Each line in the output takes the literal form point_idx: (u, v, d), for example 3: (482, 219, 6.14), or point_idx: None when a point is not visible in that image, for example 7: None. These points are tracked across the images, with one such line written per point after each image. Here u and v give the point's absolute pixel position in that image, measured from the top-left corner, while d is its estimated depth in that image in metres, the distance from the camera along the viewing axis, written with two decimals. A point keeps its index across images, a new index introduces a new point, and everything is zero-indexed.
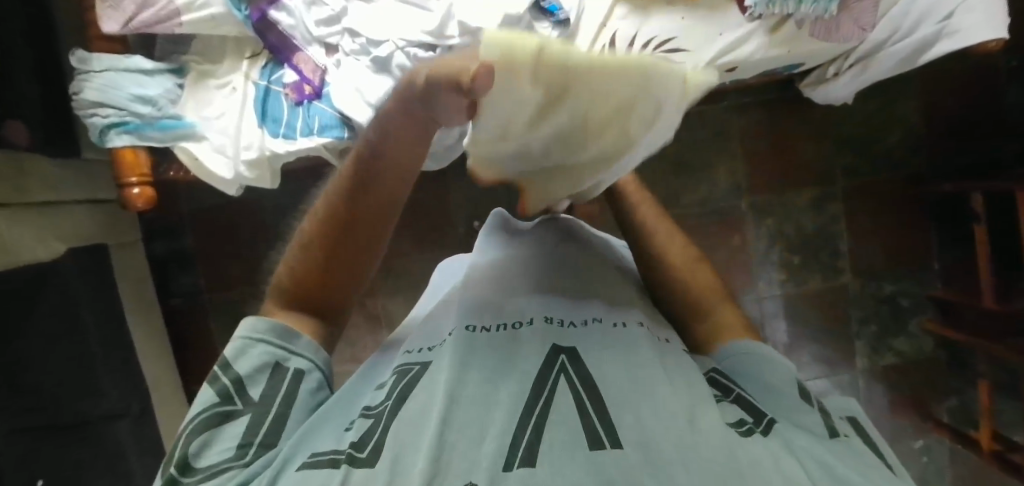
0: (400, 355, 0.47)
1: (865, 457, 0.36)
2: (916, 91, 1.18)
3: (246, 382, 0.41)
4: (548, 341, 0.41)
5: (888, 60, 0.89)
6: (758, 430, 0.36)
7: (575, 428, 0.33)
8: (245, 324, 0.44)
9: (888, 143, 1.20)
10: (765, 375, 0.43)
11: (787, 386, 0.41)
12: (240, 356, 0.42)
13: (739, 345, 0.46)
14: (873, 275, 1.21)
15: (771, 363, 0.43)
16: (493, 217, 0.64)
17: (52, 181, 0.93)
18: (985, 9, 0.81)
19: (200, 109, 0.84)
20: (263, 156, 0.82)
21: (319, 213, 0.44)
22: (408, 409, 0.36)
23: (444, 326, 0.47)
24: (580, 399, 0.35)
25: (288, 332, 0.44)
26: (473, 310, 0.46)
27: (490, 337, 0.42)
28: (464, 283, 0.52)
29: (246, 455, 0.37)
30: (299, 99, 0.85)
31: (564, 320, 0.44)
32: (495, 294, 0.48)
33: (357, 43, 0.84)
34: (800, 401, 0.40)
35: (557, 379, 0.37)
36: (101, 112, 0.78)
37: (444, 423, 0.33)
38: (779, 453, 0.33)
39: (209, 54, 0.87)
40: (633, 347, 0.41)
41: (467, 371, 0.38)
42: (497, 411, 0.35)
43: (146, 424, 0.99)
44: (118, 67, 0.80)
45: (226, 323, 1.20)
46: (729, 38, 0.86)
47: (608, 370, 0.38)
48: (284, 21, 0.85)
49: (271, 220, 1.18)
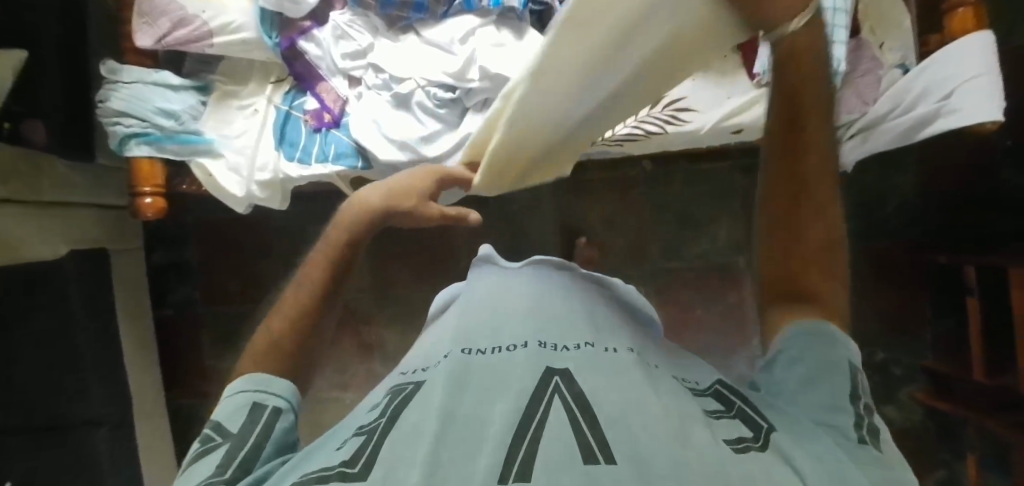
0: (395, 377, 0.49)
1: (893, 467, 0.35)
2: (912, 164, 1.22)
3: (225, 424, 0.40)
4: (541, 365, 0.41)
5: (886, 134, 0.92)
6: (756, 446, 0.35)
7: (569, 440, 0.32)
8: (227, 388, 0.45)
9: (885, 212, 1.23)
10: (820, 364, 0.42)
11: (836, 379, 0.41)
12: (222, 406, 0.42)
13: (804, 324, 0.45)
14: (865, 340, 1.23)
15: (824, 347, 0.42)
16: (480, 255, 0.69)
17: (59, 180, 0.93)
18: (985, 92, 0.82)
19: (220, 127, 0.86)
20: (276, 178, 0.85)
21: (285, 322, 0.48)
22: (399, 428, 0.36)
23: (439, 349, 0.48)
24: (575, 417, 0.35)
25: (266, 379, 0.44)
26: (471, 336, 0.47)
27: (483, 359, 0.43)
28: (462, 312, 0.54)
29: (225, 473, 0.36)
30: (318, 126, 0.86)
31: (558, 344, 0.45)
32: (491, 319, 0.50)
33: (381, 78, 0.86)
34: (844, 402, 0.40)
35: (551, 399, 0.37)
36: (124, 121, 0.80)
37: (437, 439, 0.33)
38: (772, 468, 0.32)
39: (236, 75, 0.90)
40: (625, 371, 0.41)
41: (462, 392, 0.39)
42: (491, 429, 0.34)
43: (126, 434, 0.98)
44: (146, 80, 0.82)
45: (216, 338, 1.19)
46: (735, 102, 0.90)
47: (602, 391, 0.38)
48: (312, 51, 0.87)
49: (274, 240, 1.18)
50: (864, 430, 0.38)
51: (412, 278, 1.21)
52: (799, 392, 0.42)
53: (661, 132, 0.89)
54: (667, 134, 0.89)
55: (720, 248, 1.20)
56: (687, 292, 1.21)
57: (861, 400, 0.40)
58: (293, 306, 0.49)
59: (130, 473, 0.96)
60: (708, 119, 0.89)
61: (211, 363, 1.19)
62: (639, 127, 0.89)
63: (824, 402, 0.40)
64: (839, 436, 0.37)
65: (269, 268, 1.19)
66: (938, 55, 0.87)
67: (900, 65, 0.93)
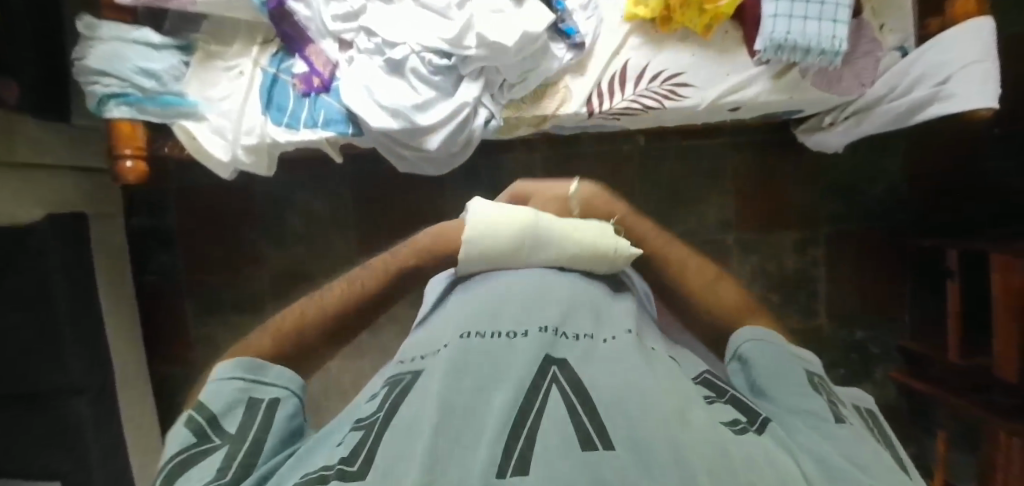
0: (394, 364, 0.49)
1: (868, 442, 0.39)
2: (902, 149, 1.22)
3: (222, 419, 0.42)
4: (540, 351, 0.41)
5: (878, 118, 0.94)
6: (752, 429, 0.37)
7: (566, 430, 0.33)
8: (218, 370, 0.46)
9: (872, 195, 1.24)
10: (782, 363, 0.47)
11: (795, 375, 0.46)
12: (214, 395, 0.43)
13: (768, 333, 0.51)
14: (847, 319, 1.26)
15: (782, 353, 0.48)
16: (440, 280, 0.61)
17: (33, 144, 0.88)
18: (981, 78, 0.82)
19: (204, 89, 0.81)
20: (263, 143, 0.81)
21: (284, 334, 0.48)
22: (398, 421, 0.36)
23: (439, 335, 0.48)
24: (572, 402, 0.35)
25: (258, 366, 0.45)
26: (469, 322, 0.47)
27: (485, 342, 0.44)
28: (462, 297, 0.53)
29: (228, 473, 0.38)
30: (307, 90, 0.82)
31: (555, 330, 0.45)
32: (492, 303, 0.49)
33: (373, 43, 0.80)
34: (809, 391, 0.44)
35: (550, 386, 0.37)
36: (104, 81, 0.76)
37: (437, 426, 0.34)
38: (772, 451, 0.34)
39: (220, 35, 0.84)
40: (624, 357, 0.42)
41: (462, 378, 0.39)
42: (488, 418, 0.35)
43: (107, 402, 0.96)
44: (125, 38, 0.78)
45: (199, 307, 1.17)
46: (735, 79, 0.86)
47: (601, 377, 0.39)
48: (302, 12, 0.81)
49: (259, 208, 1.15)
50: (833, 413, 0.41)
51: None
52: (768, 383, 0.45)
53: (659, 107, 0.85)
54: (665, 110, 0.85)
55: None
56: None
57: (820, 392, 0.44)
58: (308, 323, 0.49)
59: (112, 440, 0.95)
60: (706, 96, 0.86)
61: (193, 331, 1.17)
62: (637, 101, 0.85)
63: (794, 391, 0.44)
64: (812, 416, 0.40)
65: (253, 237, 1.16)
66: (937, 41, 0.86)
67: (899, 48, 0.92)
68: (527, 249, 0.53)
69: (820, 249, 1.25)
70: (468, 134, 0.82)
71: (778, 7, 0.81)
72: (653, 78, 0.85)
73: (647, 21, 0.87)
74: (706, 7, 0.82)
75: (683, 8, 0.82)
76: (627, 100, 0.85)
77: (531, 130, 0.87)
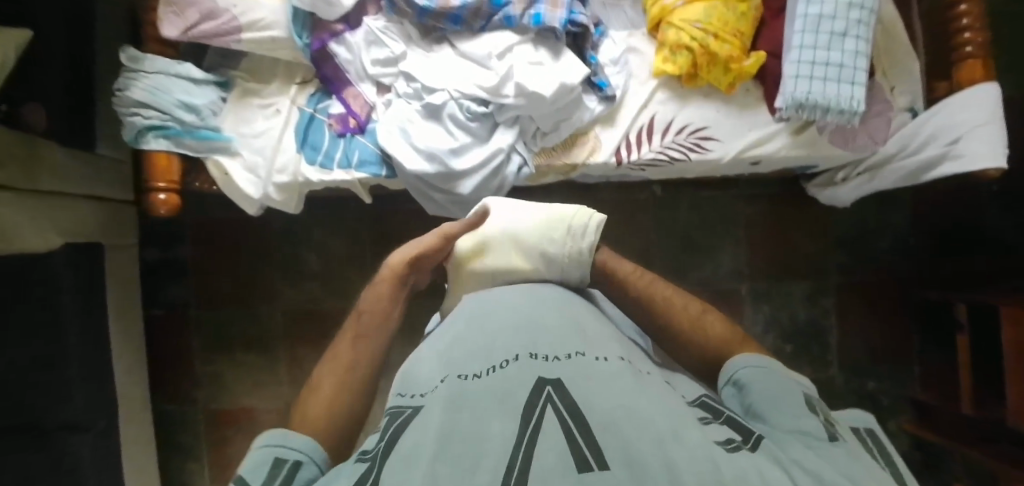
0: (393, 397, 0.47)
1: (863, 458, 0.37)
2: (908, 203, 1.26)
3: (248, 478, 0.40)
4: (535, 374, 0.40)
5: (890, 175, 0.97)
6: (746, 447, 0.35)
7: (564, 451, 0.32)
8: (261, 438, 0.45)
9: (880, 247, 1.27)
10: (777, 386, 0.45)
11: (792, 391, 0.44)
12: (249, 464, 0.42)
13: (764, 359, 0.49)
14: (858, 370, 1.26)
15: (781, 378, 0.46)
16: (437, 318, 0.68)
17: (59, 170, 0.86)
18: (989, 140, 0.85)
19: (239, 125, 0.82)
20: (296, 181, 0.82)
21: (334, 393, 0.52)
22: (397, 454, 0.36)
23: (435, 371, 0.46)
24: (570, 429, 0.34)
25: (286, 436, 0.44)
26: (463, 360, 0.45)
27: (479, 382, 0.41)
28: (455, 325, 0.52)
29: None
30: (343, 130, 0.84)
31: (550, 355, 0.42)
32: (483, 329, 0.48)
33: (412, 88, 0.82)
34: (804, 410, 0.41)
35: (544, 408, 0.36)
36: (144, 113, 0.77)
37: (434, 457, 0.33)
38: (762, 466, 0.33)
39: (259, 74, 0.86)
40: (615, 378, 0.40)
41: (461, 409, 0.38)
42: (488, 447, 0.33)
43: (109, 440, 0.92)
44: (169, 72, 0.78)
45: (208, 341, 1.14)
46: (756, 134, 0.89)
47: (595, 397, 0.37)
48: (342, 55, 0.83)
49: (275, 243, 1.14)
50: (829, 428, 0.40)
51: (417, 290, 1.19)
52: (766, 404, 0.43)
53: (685, 159, 0.87)
54: (690, 161, 0.88)
55: (723, 273, 1.25)
56: None
57: (818, 411, 0.42)
58: (336, 376, 0.54)
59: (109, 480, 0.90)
60: (730, 149, 0.88)
61: (199, 366, 1.14)
62: (663, 153, 0.87)
63: (786, 408, 0.42)
64: (807, 436, 0.38)
65: (268, 272, 1.15)
66: (949, 104, 0.90)
67: (909, 109, 0.96)
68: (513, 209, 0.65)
69: (831, 299, 1.27)
70: (501, 181, 0.83)
71: (800, 68, 0.83)
72: (679, 131, 0.87)
73: (673, 78, 0.90)
74: (732, 66, 0.85)
75: (710, 66, 0.85)
76: (654, 151, 0.87)
77: (559, 177, 0.91)
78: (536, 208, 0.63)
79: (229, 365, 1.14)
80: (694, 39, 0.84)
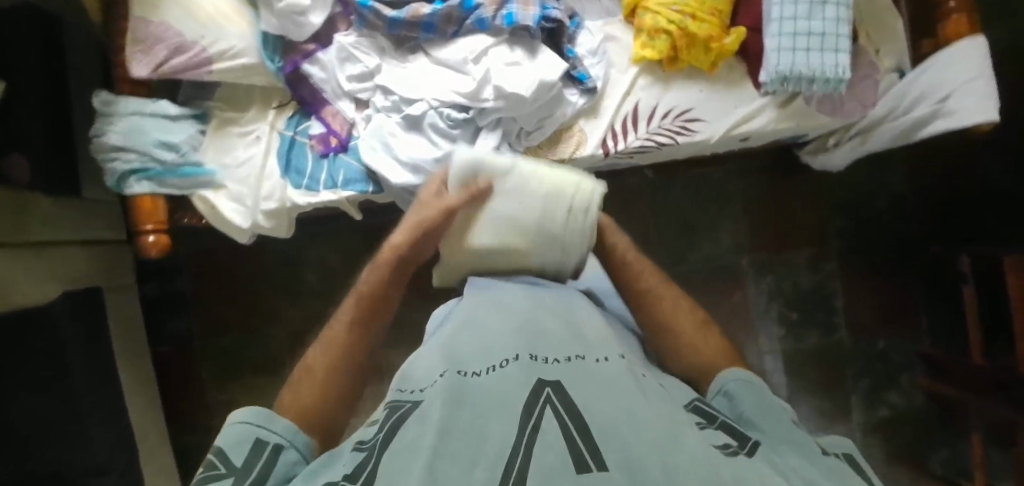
0: (392, 390, 0.46)
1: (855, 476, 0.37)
2: (902, 161, 1.25)
3: (228, 453, 0.41)
4: (534, 376, 0.39)
5: (881, 136, 0.95)
6: (743, 452, 0.35)
7: (563, 450, 0.32)
8: (237, 413, 0.44)
9: (878, 207, 1.26)
10: (766, 402, 0.44)
11: (781, 407, 0.43)
12: (227, 436, 0.42)
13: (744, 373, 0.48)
14: (866, 332, 1.26)
15: (771, 395, 0.45)
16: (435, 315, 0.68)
17: (48, 218, 0.85)
18: (980, 93, 0.83)
19: (221, 155, 0.82)
20: (283, 207, 0.81)
21: (325, 377, 0.50)
22: (396, 445, 0.36)
23: (433, 363, 0.45)
24: (569, 431, 0.33)
25: (269, 416, 0.44)
26: (466, 353, 0.44)
27: (480, 380, 0.40)
28: (455, 320, 0.51)
29: None
30: (325, 150, 0.83)
31: (551, 358, 0.42)
32: (484, 326, 0.47)
33: (390, 101, 0.81)
34: (799, 430, 0.41)
35: (544, 408, 0.36)
36: (123, 157, 0.76)
37: (434, 451, 0.33)
38: (761, 470, 0.32)
39: (234, 101, 0.85)
40: (615, 380, 0.40)
41: (461, 407, 0.37)
42: (487, 445, 0.33)
43: None
44: (143, 112, 0.78)
45: (217, 369, 1.15)
46: (740, 113, 0.87)
47: (595, 400, 0.37)
48: (316, 74, 0.82)
49: (273, 265, 1.15)
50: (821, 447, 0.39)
51: (418, 298, 1.19)
52: (756, 414, 0.43)
53: (672, 143, 0.86)
54: (678, 145, 0.86)
55: (722, 250, 1.25)
56: (701, 294, 1.24)
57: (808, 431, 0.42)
58: (328, 356, 0.52)
59: None
60: (717, 129, 0.87)
61: (212, 395, 1.14)
62: (650, 139, 0.86)
63: (777, 425, 0.41)
64: (803, 447, 0.38)
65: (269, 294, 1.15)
66: (937, 59, 0.87)
67: (896, 69, 0.95)
68: (513, 174, 0.63)
69: (833, 264, 1.26)
70: None
71: (781, 40, 0.82)
72: (663, 115, 0.86)
73: (654, 62, 0.89)
74: (712, 45, 0.83)
75: (689, 47, 0.84)
76: (641, 138, 0.86)
77: None
78: (539, 178, 0.62)
79: (241, 391, 1.14)
80: (671, 23, 0.83)
